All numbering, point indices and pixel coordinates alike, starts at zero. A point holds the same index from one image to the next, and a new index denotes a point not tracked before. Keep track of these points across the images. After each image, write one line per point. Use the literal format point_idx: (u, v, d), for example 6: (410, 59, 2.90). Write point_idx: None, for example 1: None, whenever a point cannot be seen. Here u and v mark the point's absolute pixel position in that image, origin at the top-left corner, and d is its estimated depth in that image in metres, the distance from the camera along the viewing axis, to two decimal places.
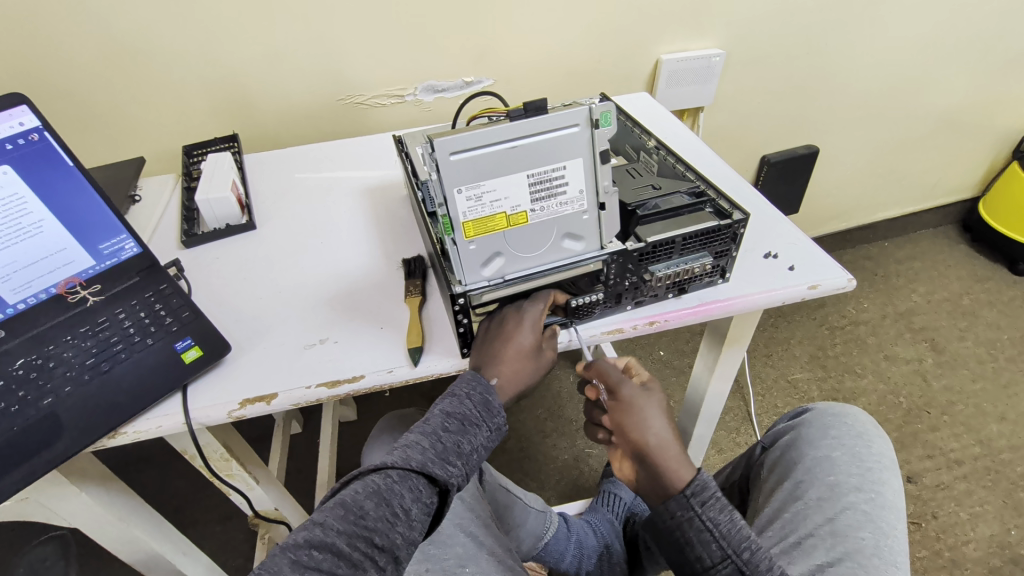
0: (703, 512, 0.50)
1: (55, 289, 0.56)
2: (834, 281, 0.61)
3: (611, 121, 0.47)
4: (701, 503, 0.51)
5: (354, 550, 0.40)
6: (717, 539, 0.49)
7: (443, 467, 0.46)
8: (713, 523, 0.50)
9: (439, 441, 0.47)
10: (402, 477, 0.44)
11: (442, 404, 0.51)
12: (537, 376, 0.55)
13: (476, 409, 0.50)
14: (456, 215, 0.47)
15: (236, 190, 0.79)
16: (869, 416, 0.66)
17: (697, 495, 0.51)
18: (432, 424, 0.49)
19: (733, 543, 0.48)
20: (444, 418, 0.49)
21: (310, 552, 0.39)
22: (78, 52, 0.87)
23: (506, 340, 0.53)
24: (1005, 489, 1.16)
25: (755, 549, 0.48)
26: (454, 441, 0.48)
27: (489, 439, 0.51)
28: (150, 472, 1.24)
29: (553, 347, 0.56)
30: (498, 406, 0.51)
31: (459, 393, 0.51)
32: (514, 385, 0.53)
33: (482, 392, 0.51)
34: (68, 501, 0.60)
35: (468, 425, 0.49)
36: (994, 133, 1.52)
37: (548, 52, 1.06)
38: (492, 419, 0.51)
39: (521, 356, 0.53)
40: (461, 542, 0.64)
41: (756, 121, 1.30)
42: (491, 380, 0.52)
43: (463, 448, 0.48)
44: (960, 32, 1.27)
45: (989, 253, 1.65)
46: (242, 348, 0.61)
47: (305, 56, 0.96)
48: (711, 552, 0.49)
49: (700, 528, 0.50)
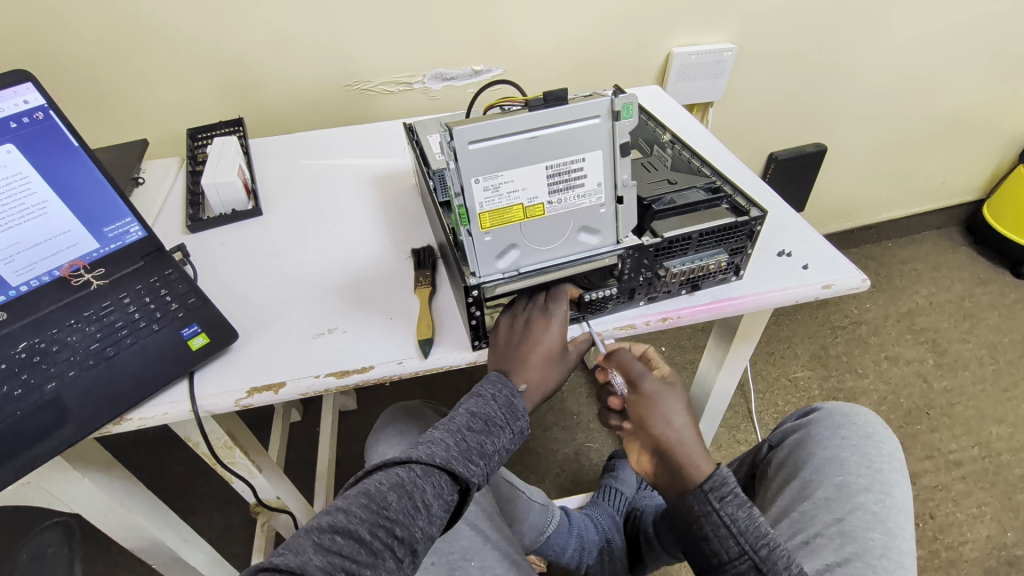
0: (722, 508, 0.49)
1: (60, 272, 0.56)
2: (849, 281, 0.61)
3: (632, 113, 0.46)
4: (719, 498, 0.50)
5: (375, 538, 0.40)
6: (735, 535, 0.48)
7: (466, 465, 0.45)
8: (731, 518, 0.49)
9: (463, 439, 0.47)
10: (426, 471, 0.44)
11: (467, 403, 0.50)
12: (564, 376, 0.54)
13: (501, 411, 0.50)
14: (472, 206, 0.47)
15: (242, 175, 0.78)
16: (878, 417, 0.66)
17: (716, 490, 0.50)
18: (457, 422, 0.48)
19: (752, 539, 0.47)
20: (469, 416, 0.49)
21: (333, 538, 0.39)
22: (83, 30, 0.85)
23: (533, 344, 0.53)
24: (1003, 491, 1.17)
25: (773, 546, 0.47)
26: (478, 441, 0.47)
27: (512, 442, 0.50)
28: (148, 457, 1.23)
29: (580, 349, 0.55)
30: (522, 409, 0.51)
31: (484, 393, 0.51)
32: (541, 388, 0.53)
33: (506, 395, 0.50)
34: (70, 486, 0.59)
35: (492, 426, 0.49)
36: (1001, 135, 1.51)
37: (559, 42, 1.05)
38: (516, 422, 0.50)
39: (548, 360, 0.53)
40: (467, 535, 0.63)
41: (765, 117, 1.29)
42: (519, 385, 0.52)
43: (487, 449, 0.48)
44: (974, 32, 1.25)
45: (992, 255, 1.65)
46: (250, 336, 0.60)
47: (313, 39, 0.94)
48: (728, 547, 0.48)
49: (717, 524, 0.49)
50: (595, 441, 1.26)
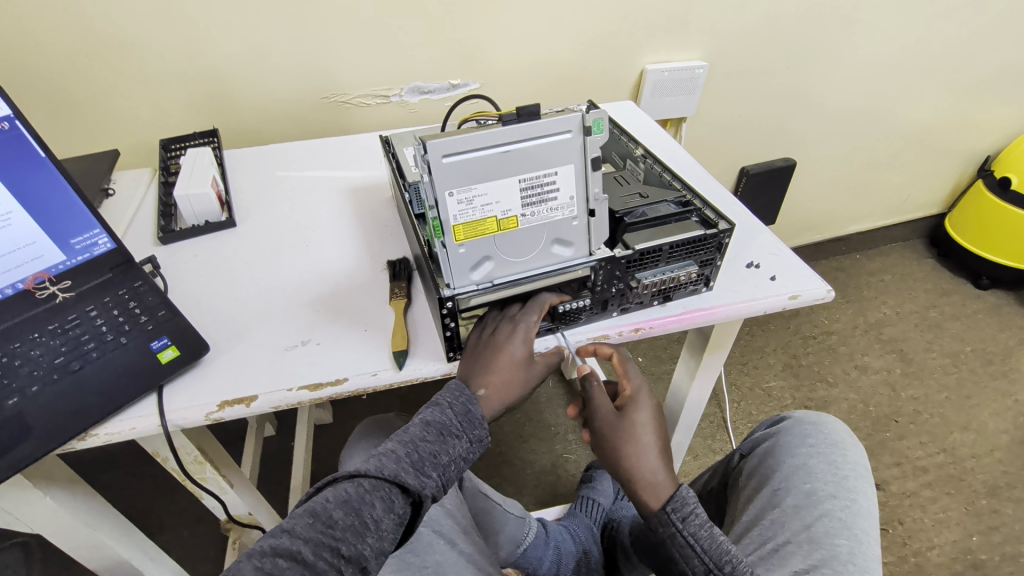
0: (684, 528, 0.51)
1: (23, 284, 0.54)
2: (813, 292, 0.63)
3: (602, 129, 0.48)
4: (682, 518, 0.51)
5: (319, 559, 0.40)
6: (698, 554, 0.49)
7: (417, 477, 0.45)
8: (694, 538, 0.50)
9: (415, 450, 0.47)
10: (374, 486, 0.44)
11: (423, 413, 0.50)
12: (528, 386, 0.54)
13: (457, 420, 0.49)
14: (447, 218, 0.47)
15: (216, 187, 0.77)
16: (843, 424, 0.67)
17: (678, 510, 0.52)
18: (411, 433, 0.48)
19: (715, 557, 0.48)
20: (423, 427, 0.48)
21: (274, 560, 0.39)
22: (51, 39, 0.84)
23: (496, 351, 0.53)
24: (967, 497, 1.20)
25: (736, 562, 0.48)
26: (432, 451, 0.47)
27: (469, 451, 0.50)
28: (115, 474, 1.20)
29: (547, 360, 0.56)
30: (480, 417, 0.51)
31: (441, 403, 0.50)
32: (501, 395, 0.52)
33: (464, 402, 0.51)
34: (30, 506, 0.57)
35: (447, 436, 0.48)
36: (960, 152, 1.58)
37: (535, 58, 1.07)
38: (473, 431, 0.50)
39: (513, 366, 0.53)
40: (440, 549, 0.62)
41: (736, 133, 1.33)
42: (478, 391, 0.52)
43: (441, 459, 0.47)
44: (931, 53, 1.31)
45: (954, 267, 1.71)
46: (221, 349, 0.59)
47: (289, 53, 0.94)
48: (694, 566, 0.49)
49: (682, 544, 0.50)
50: (573, 452, 1.26)
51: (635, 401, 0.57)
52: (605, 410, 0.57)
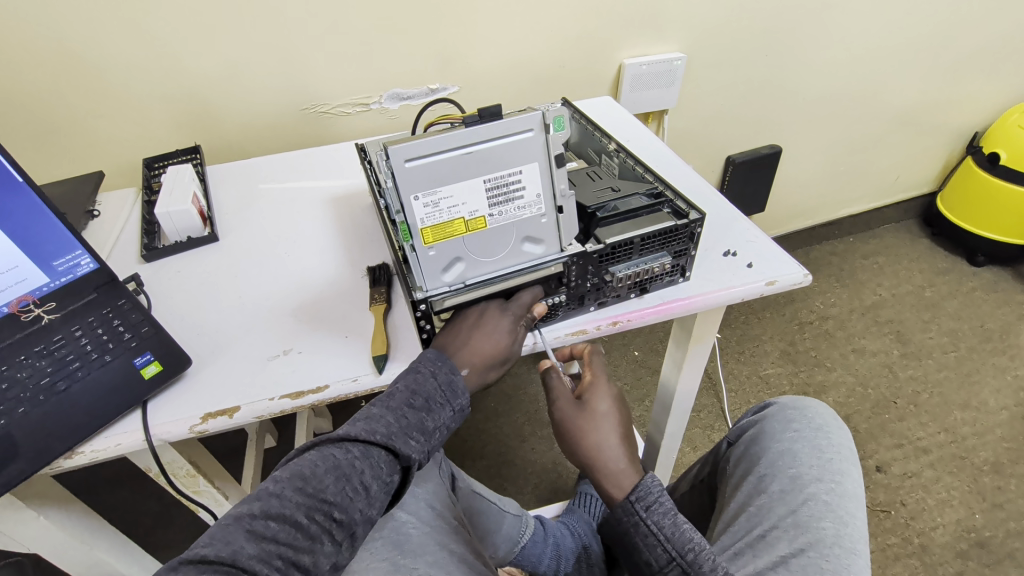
0: (648, 517, 0.53)
1: (8, 308, 0.54)
2: (791, 277, 0.63)
3: (564, 125, 0.49)
4: (646, 507, 0.54)
5: (311, 523, 0.42)
6: (661, 543, 0.51)
7: (407, 442, 0.47)
8: (657, 526, 0.52)
9: (403, 416, 0.48)
10: (364, 452, 0.45)
11: (406, 378, 0.50)
12: (508, 366, 0.55)
13: (441, 389, 0.50)
14: (414, 221, 0.48)
15: (198, 203, 0.78)
16: (828, 407, 0.67)
17: (642, 500, 0.54)
18: (396, 399, 0.49)
19: (677, 544, 0.50)
20: (409, 393, 0.49)
21: (266, 523, 0.40)
22: (30, 67, 0.85)
23: (487, 334, 0.53)
24: (970, 475, 1.20)
25: (700, 550, 0.48)
26: (419, 418, 0.48)
27: (452, 419, 0.51)
28: (119, 493, 1.21)
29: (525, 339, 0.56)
30: (462, 388, 0.51)
31: (423, 370, 0.51)
32: (483, 375, 0.53)
33: (447, 373, 0.51)
34: (25, 526, 0.58)
35: (432, 404, 0.49)
36: (948, 130, 1.57)
37: (512, 58, 1.07)
38: (456, 401, 0.51)
39: (502, 349, 0.53)
40: (433, 549, 0.55)
41: (720, 124, 1.33)
42: (462, 368, 0.52)
43: (427, 426, 0.49)
44: (910, 34, 1.31)
45: (949, 246, 1.70)
46: (204, 361, 0.60)
47: (267, 67, 0.95)
48: (658, 555, 0.51)
49: (646, 533, 0.52)
50: None
51: (594, 390, 0.61)
52: (565, 402, 0.60)
